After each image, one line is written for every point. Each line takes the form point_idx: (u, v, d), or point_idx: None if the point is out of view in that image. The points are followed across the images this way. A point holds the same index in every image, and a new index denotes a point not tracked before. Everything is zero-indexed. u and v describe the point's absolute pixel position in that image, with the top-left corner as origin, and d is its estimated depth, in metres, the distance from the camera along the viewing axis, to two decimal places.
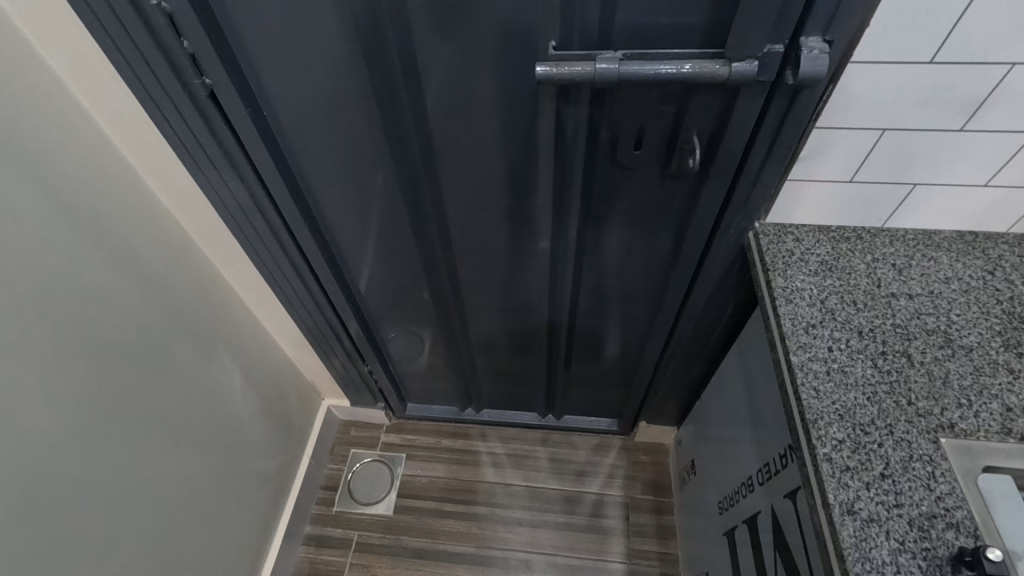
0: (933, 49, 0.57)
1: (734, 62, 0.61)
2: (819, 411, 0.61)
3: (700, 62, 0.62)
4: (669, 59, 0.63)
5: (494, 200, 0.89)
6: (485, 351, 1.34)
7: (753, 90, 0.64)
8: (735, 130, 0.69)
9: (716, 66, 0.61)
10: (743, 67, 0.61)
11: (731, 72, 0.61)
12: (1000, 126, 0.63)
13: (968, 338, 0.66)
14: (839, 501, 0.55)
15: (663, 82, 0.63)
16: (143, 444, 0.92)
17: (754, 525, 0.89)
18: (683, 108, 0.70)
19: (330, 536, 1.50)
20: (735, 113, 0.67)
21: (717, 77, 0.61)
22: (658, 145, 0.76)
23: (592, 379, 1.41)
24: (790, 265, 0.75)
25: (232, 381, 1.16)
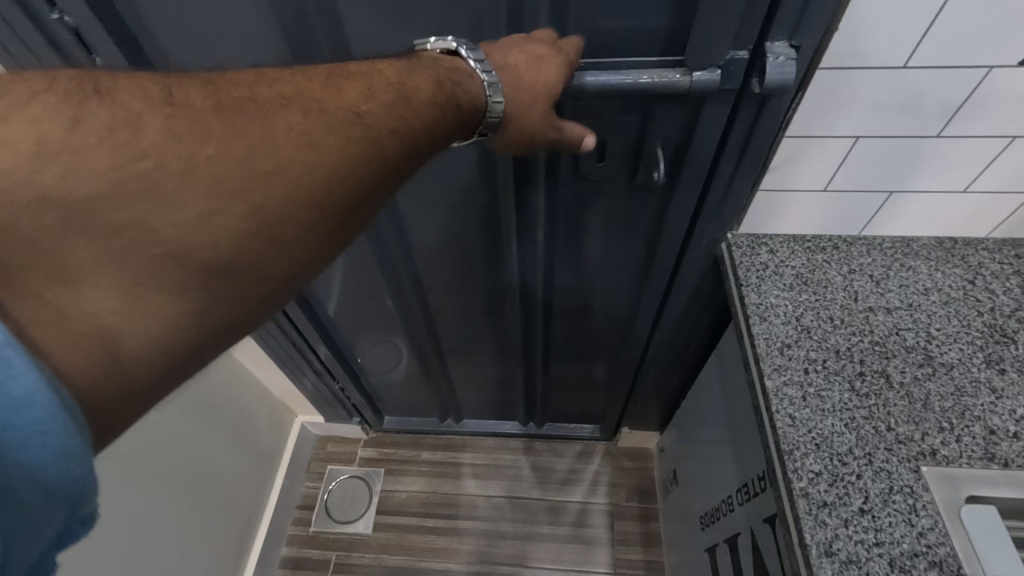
0: (908, 53, 0.53)
1: (695, 71, 0.56)
2: (795, 442, 0.58)
3: (659, 71, 0.57)
4: (626, 68, 0.59)
5: (456, 219, 0.88)
6: (461, 362, 1.29)
7: (718, 98, 0.60)
8: (701, 139, 0.65)
9: (676, 75, 0.57)
10: (706, 75, 0.56)
11: (693, 81, 0.57)
12: (978, 131, 0.59)
13: (949, 355, 0.63)
14: (817, 542, 0.52)
15: (622, 93, 0.59)
16: (202, 475, 1.19)
17: (735, 546, 0.86)
18: (646, 117, 0.66)
19: (308, 557, 1.45)
20: (701, 121, 0.63)
21: (678, 87, 0.57)
22: (621, 155, 0.72)
23: (572, 387, 1.37)
24: (764, 280, 0.71)
25: (247, 402, 1.33)
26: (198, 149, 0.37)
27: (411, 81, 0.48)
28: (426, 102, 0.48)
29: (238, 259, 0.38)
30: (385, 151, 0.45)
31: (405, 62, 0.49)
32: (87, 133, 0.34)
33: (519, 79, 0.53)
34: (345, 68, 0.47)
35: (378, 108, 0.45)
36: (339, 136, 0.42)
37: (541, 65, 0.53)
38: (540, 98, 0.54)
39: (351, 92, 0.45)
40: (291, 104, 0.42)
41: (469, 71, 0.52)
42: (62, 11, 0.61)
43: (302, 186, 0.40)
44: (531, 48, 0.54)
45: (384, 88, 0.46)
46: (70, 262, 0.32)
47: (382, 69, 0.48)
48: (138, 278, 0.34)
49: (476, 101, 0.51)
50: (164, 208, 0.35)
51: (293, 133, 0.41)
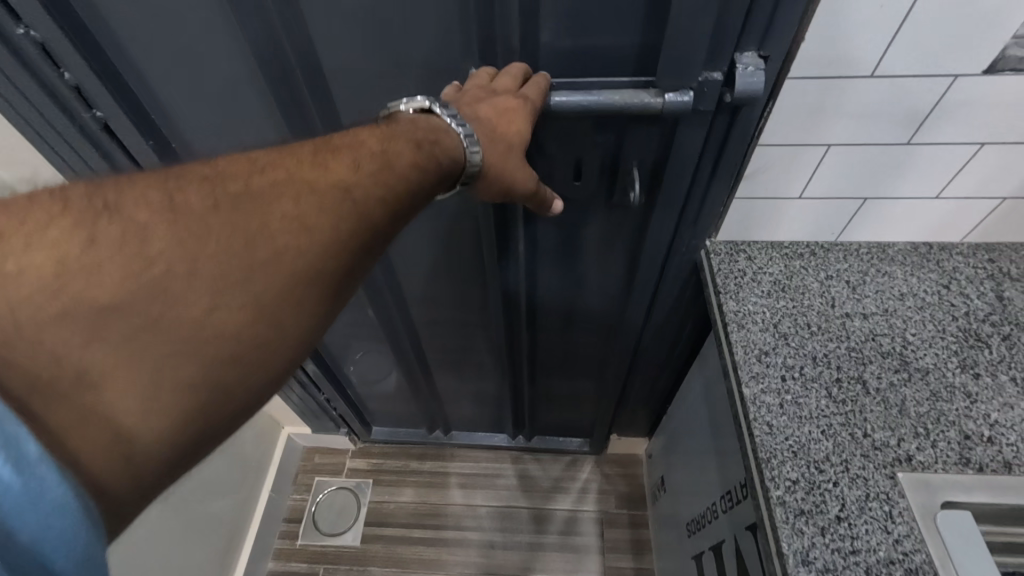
0: (874, 63, 0.54)
1: (666, 92, 0.57)
2: (772, 450, 0.58)
3: (631, 91, 0.58)
4: (599, 89, 0.59)
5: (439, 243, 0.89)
6: (447, 372, 1.29)
7: (694, 119, 0.61)
8: (678, 160, 0.65)
9: (648, 97, 0.57)
10: (677, 97, 0.57)
11: (664, 103, 0.57)
12: (946, 138, 0.60)
13: (924, 360, 0.63)
14: (794, 551, 0.52)
15: (595, 113, 0.59)
16: (209, 514, 1.25)
17: (720, 553, 0.86)
18: (622, 138, 0.66)
19: (295, 571, 1.43)
20: (677, 141, 0.63)
21: (650, 108, 0.57)
22: (599, 173, 0.72)
23: (562, 401, 1.36)
24: (742, 287, 0.71)
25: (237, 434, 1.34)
26: (200, 248, 0.36)
27: (396, 146, 0.46)
28: (415, 164, 0.46)
29: (242, 351, 0.37)
30: (376, 221, 0.43)
31: (384, 127, 0.48)
32: (99, 246, 0.34)
33: (492, 132, 0.53)
34: (333, 138, 0.45)
35: (366, 177, 0.43)
36: (329, 216, 0.40)
37: (510, 111, 0.54)
38: (513, 148, 0.54)
39: (339, 163, 0.43)
40: (281, 183, 0.40)
41: (445, 127, 0.50)
42: (29, 26, 0.57)
43: (297, 270, 0.39)
44: (500, 100, 0.54)
45: (368, 157, 0.44)
46: (88, 371, 0.32)
47: (365, 138, 0.46)
48: (154, 380, 0.33)
49: (456, 157, 0.50)
50: (168, 313, 0.34)
51: (284, 219, 0.39)
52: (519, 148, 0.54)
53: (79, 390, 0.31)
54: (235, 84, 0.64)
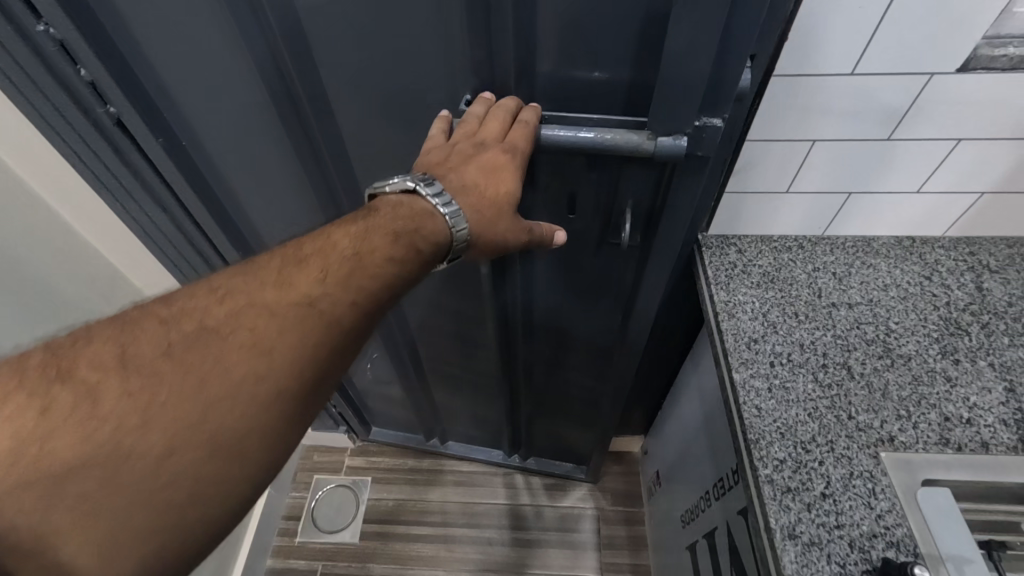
0: (854, 61, 0.57)
1: (659, 136, 0.57)
2: (761, 432, 0.60)
3: (623, 131, 0.59)
4: (590, 125, 0.60)
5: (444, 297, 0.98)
6: (444, 385, 1.29)
7: (691, 166, 0.63)
8: (675, 206, 0.69)
9: (638, 137, 0.58)
10: (672, 141, 0.57)
11: (657, 146, 0.58)
12: (923, 134, 0.63)
13: (907, 347, 0.66)
14: (781, 525, 0.54)
15: (586, 149, 0.60)
16: None
17: (713, 541, 0.88)
18: (617, 177, 0.69)
19: (295, 567, 1.44)
20: (675, 189, 0.67)
21: (641, 148, 0.58)
22: (594, 207, 0.74)
23: (555, 424, 1.36)
24: (732, 278, 0.74)
25: None
26: (152, 394, 0.40)
27: (370, 244, 0.48)
28: (386, 261, 0.48)
29: (200, 485, 0.40)
30: (342, 323, 0.45)
31: (359, 221, 0.50)
32: (55, 412, 0.38)
33: (477, 202, 0.55)
34: (303, 244, 0.48)
35: (334, 285, 0.45)
36: (294, 332, 0.43)
37: (498, 171, 0.55)
38: (502, 211, 0.56)
39: (308, 273, 0.46)
40: (241, 309, 0.43)
41: (430, 209, 0.53)
42: (48, 23, 0.59)
43: (261, 397, 0.42)
44: (485, 158, 0.55)
45: (337, 263, 0.47)
46: (47, 531, 0.37)
47: (338, 239, 0.48)
48: (114, 530, 0.38)
49: (439, 239, 0.52)
50: (127, 464, 0.39)
51: (241, 348, 0.42)
52: (506, 212, 0.56)
53: (38, 552, 0.37)
54: (241, 84, 0.65)
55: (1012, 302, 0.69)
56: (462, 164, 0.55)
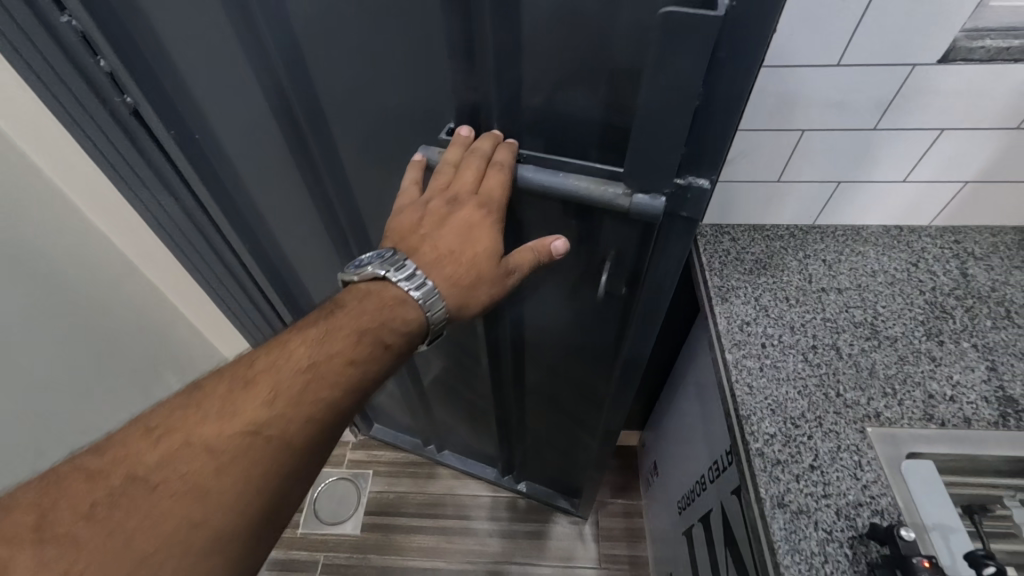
0: (840, 52, 0.59)
1: (636, 193, 0.54)
2: (752, 408, 0.62)
3: (601, 183, 0.56)
4: (570, 171, 0.57)
5: (446, 348, 1.05)
6: (442, 398, 1.26)
7: (677, 228, 0.59)
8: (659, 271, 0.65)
9: (616, 192, 0.55)
10: (651, 201, 0.54)
11: (633, 203, 0.55)
12: (908, 124, 0.66)
13: (893, 329, 0.68)
14: (770, 494, 0.56)
15: (564, 196, 0.58)
16: None
17: (708, 523, 0.90)
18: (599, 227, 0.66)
19: (296, 558, 1.45)
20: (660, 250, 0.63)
21: (618, 204, 0.55)
22: (577, 258, 0.72)
23: (548, 460, 1.34)
24: (726, 264, 0.76)
25: None
26: (79, 559, 0.40)
27: (328, 350, 0.50)
28: (346, 365, 0.50)
29: None
30: (290, 444, 0.47)
31: (317, 324, 0.52)
32: None
33: (451, 274, 0.55)
34: (257, 359, 0.50)
35: (282, 408, 0.47)
36: (244, 461, 0.45)
37: (474, 239, 0.56)
38: (482, 274, 0.56)
39: (256, 396, 0.48)
40: (178, 451, 0.45)
41: (403, 294, 0.54)
42: (71, 15, 0.61)
43: (203, 541, 0.43)
44: (457, 221, 0.55)
45: (290, 381, 0.49)
46: None
47: (293, 349, 0.50)
48: None
49: (410, 329, 0.54)
50: None
51: (178, 493, 0.44)
52: (484, 278, 0.56)
53: None
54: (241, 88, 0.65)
55: (995, 287, 0.72)
56: (432, 235, 0.56)
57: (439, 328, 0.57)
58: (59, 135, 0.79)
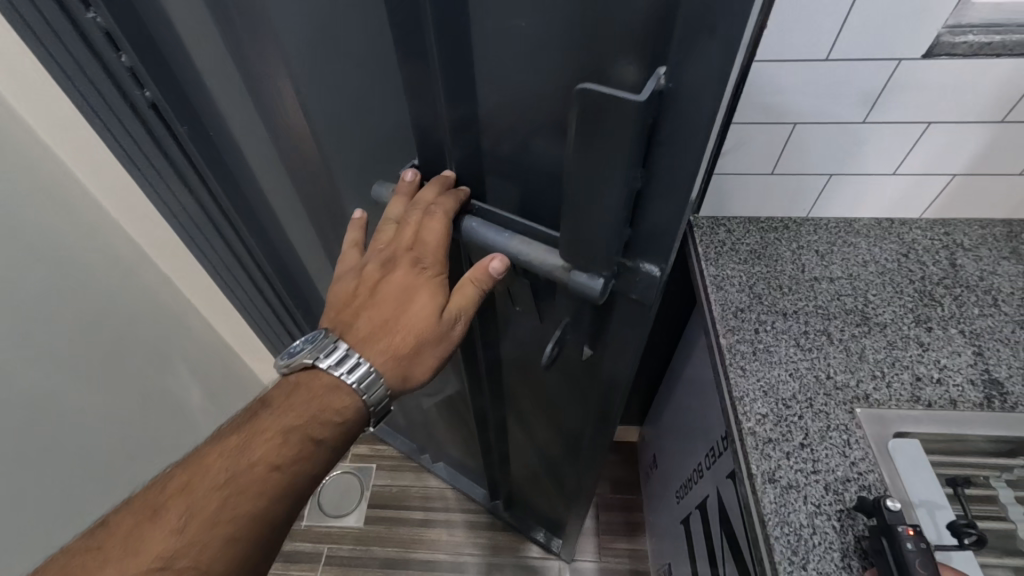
0: (828, 47, 0.62)
1: (573, 267, 0.50)
2: (745, 389, 0.64)
3: (542, 248, 0.53)
4: (516, 231, 0.55)
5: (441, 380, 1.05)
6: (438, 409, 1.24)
7: (632, 310, 0.56)
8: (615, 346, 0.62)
9: (554, 261, 0.52)
10: (588, 280, 0.50)
11: (568, 276, 0.51)
12: (896, 117, 0.68)
13: (883, 316, 0.70)
14: (762, 470, 0.58)
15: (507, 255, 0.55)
16: None
17: (705, 508, 0.93)
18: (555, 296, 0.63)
19: (300, 550, 1.47)
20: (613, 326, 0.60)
21: (555, 274, 0.52)
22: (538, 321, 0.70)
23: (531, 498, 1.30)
24: (721, 254, 0.79)
25: None
26: None
27: (251, 456, 0.51)
28: (271, 470, 0.51)
29: None
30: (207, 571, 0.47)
31: (238, 430, 0.53)
32: None
33: (386, 348, 0.55)
34: (170, 481, 0.51)
35: (195, 532, 0.48)
36: None
37: (406, 313, 0.56)
38: (416, 346, 0.55)
39: (166, 524, 0.48)
40: None
41: (334, 381, 0.54)
42: (96, 12, 0.64)
43: None
44: (388, 293, 0.56)
45: (206, 501, 0.49)
46: None
47: (211, 464, 0.51)
48: None
49: (343, 418, 0.54)
50: None
51: None
52: (423, 344, 0.55)
53: None
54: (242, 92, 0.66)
55: (983, 276, 0.74)
56: (368, 306, 0.57)
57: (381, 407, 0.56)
58: (81, 126, 0.83)
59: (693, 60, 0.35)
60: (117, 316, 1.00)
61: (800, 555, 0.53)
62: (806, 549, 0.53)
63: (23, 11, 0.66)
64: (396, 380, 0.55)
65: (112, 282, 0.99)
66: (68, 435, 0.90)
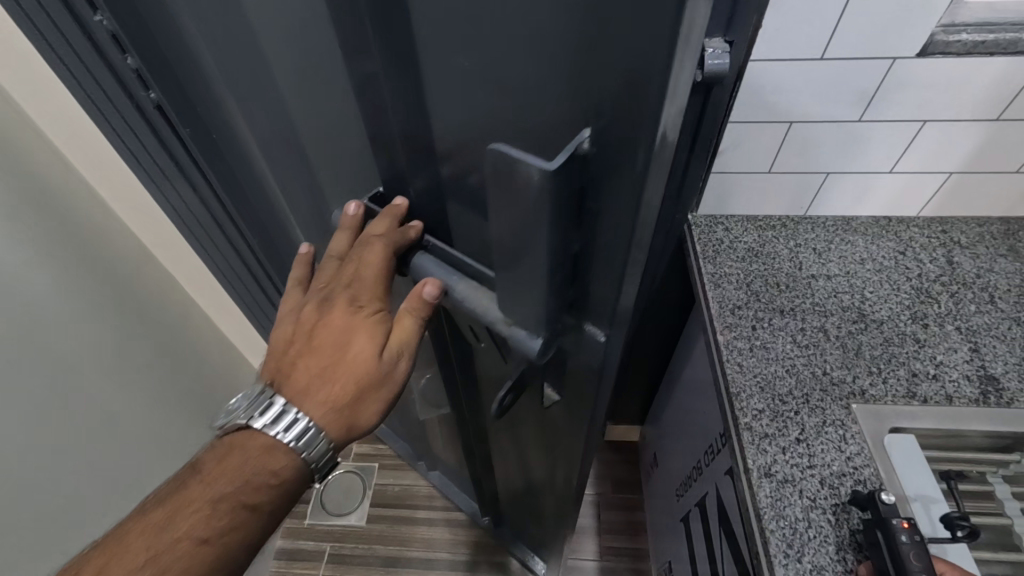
0: (823, 47, 0.63)
1: (514, 324, 0.48)
2: (742, 384, 0.65)
3: (487, 298, 0.50)
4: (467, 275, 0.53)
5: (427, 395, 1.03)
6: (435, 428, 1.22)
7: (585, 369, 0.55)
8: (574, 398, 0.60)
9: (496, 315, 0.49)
10: (527, 339, 0.47)
11: (509, 332, 0.49)
12: (891, 116, 0.69)
13: (880, 313, 0.71)
14: (757, 465, 0.59)
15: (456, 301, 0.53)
16: None
17: (704, 505, 0.93)
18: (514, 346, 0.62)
19: (302, 549, 1.48)
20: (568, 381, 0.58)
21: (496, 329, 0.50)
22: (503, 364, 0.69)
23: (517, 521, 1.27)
24: (719, 253, 0.79)
25: None
26: None
27: (177, 531, 0.48)
28: (199, 544, 0.48)
29: None
30: None
31: (163, 502, 0.50)
32: None
33: (326, 397, 0.52)
34: (86, 565, 0.48)
35: None
36: None
37: (344, 360, 0.52)
38: (356, 394, 0.52)
39: None
40: None
41: (270, 441, 0.51)
42: (102, 15, 0.65)
43: None
44: (326, 339, 0.53)
45: None
46: None
47: (132, 543, 0.48)
48: None
49: (281, 481, 0.51)
50: None
51: None
52: (364, 388, 0.52)
53: None
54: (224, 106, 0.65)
55: (980, 274, 0.74)
56: (306, 353, 0.54)
57: (324, 462, 0.53)
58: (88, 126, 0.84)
59: (620, 133, 0.34)
60: (123, 315, 1.01)
61: (795, 548, 0.53)
62: (800, 543, 0.54)
63: (31, 14, 0.67)
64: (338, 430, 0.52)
65: (119, 281, 1.00)
66: (76, 430, 0.91)
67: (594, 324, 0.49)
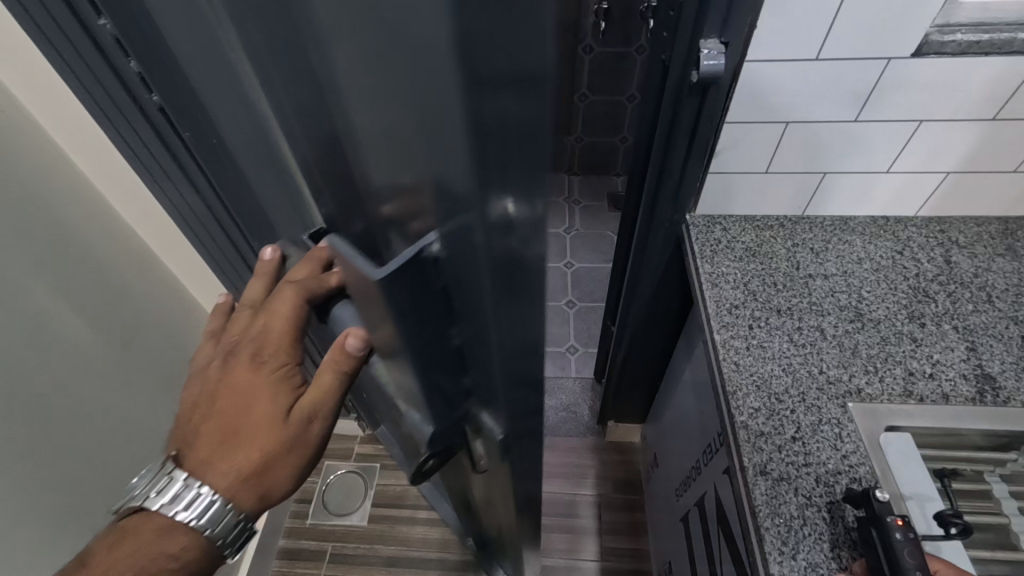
0: (817, 47, 0.63)
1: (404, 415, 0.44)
2: (739, 383, 0.65)
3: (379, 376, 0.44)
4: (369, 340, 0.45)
5: None
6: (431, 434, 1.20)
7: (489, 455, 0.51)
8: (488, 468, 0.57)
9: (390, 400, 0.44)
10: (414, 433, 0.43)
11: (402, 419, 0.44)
12: (888, 115, 0.69)
13: (877, 312, 0.71)
14: (753, 463, 0.59)
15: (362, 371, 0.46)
16: None
17: (703, 504, 0.93)
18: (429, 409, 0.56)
19: (304, 549, 1.49)
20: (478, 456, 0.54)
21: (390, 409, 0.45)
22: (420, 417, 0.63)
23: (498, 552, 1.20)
24: (716, 252, 0.80)
25: None
26: None
27: None
28: None
29: None
30: None
31: None
32: None
33: (230, 471, 0.42)
34: None
35: None
36: None
37: (249, 426, 0.42)
38: (267, 465, 0.42)
39: None
40: None
41: (168, 520, 0.42)
42: (106, 19, 0.64)
43: None
44: (227, 399, 0.42)
45: None
46: None
47: None
48: None
49: (183, 563, 0.42)
50: None
51: None
52: (274, 456, 0.42)
53: None
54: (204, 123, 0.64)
55: (978, 273, 0.74)
56: (207, 412, 0.43)
57: (239, 535, 0.44)
58: (89, 128, 0.84)
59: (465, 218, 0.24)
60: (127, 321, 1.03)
61: (790, 545, 0.54)
62: (795, 540, 0.54)
63: (36, 17, 0.67)
64: (251, 503, 0.43)
65: (123, 281, 1.02)
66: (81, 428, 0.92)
67: (493, 422, 0.44)
